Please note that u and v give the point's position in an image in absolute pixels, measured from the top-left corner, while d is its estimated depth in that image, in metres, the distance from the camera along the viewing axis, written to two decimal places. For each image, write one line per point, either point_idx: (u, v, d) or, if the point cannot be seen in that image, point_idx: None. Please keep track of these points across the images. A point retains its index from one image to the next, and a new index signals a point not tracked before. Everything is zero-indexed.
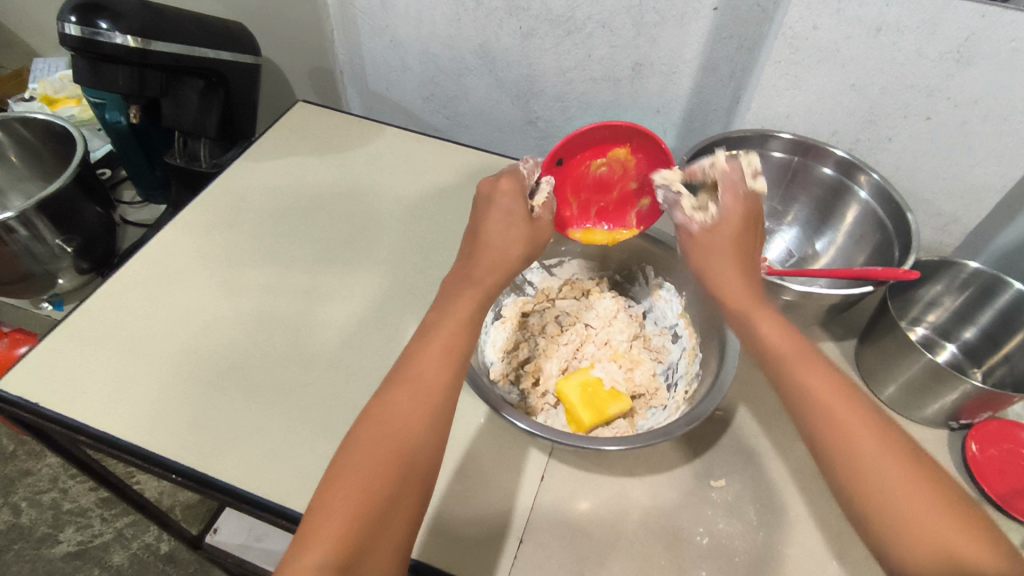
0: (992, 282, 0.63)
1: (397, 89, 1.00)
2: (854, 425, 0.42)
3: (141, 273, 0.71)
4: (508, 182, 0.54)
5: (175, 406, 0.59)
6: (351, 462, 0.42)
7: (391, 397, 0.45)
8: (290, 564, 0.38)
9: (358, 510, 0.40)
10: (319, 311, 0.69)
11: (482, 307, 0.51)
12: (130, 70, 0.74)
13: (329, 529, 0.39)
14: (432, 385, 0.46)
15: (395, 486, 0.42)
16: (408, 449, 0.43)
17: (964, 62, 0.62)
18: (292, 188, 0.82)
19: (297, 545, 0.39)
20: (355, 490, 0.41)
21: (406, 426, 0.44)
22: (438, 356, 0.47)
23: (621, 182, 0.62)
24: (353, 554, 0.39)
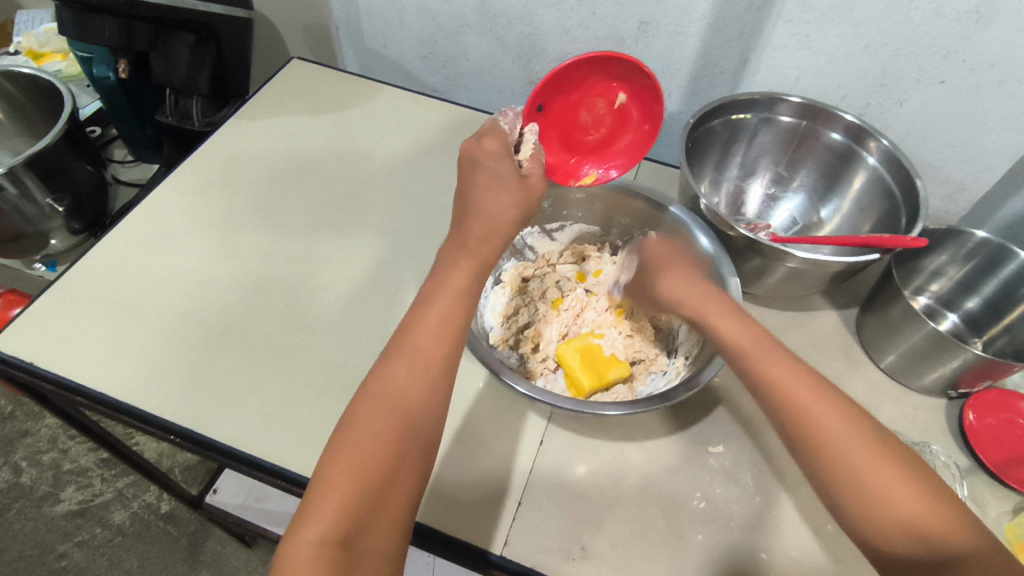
0: (998, 252, 0.62)
1: (394, 47, 0.96)
2: (823, 413, 0.43)
3: (134, 233, 0.70)
4: (490, 144, 0.53)
5: (170, 369, 0.59)
6: (345, 438, 0.42)
7: (388, 368, 0.45)
8: (295, 537, 0.38)
9: (359, 487, 0.40)
10: (317, 275, 0.67)
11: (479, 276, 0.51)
12: (117, 22, 0.72)
13: (330, 503, 0.39)
14: (429, 355, 0.46)
15: (394, 461, 0.41)
16: (404, 423, 0.43)
17: (983, 22, 0.60)
18: (287, 148, 0.80)
19: (295, 522, 0.39)
20: (356, 468, 0.40)
21: (402, 401, 0.44)
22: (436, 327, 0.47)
23: (609, 119, 0.60)
24: (353, 528, 0.39)
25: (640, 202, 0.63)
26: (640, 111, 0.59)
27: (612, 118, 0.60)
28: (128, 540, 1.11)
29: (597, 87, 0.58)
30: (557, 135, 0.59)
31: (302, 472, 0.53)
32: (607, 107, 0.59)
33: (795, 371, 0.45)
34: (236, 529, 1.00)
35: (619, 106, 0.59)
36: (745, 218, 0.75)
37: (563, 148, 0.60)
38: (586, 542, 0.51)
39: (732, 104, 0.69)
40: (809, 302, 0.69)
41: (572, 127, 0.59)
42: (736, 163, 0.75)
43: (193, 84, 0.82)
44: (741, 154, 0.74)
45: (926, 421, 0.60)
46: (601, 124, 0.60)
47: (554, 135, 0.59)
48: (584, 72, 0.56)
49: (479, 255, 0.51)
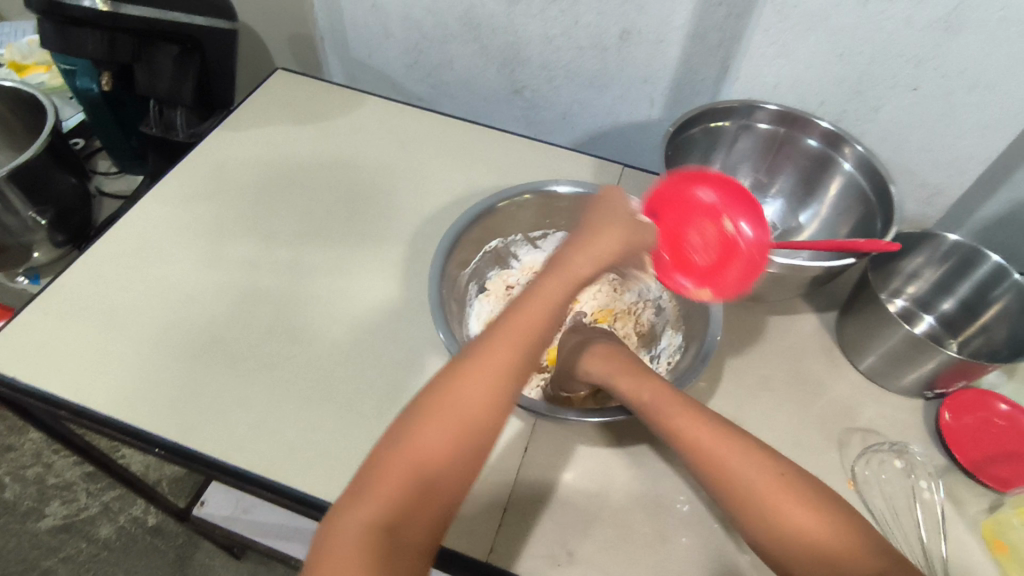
0: (971, 255, 0.64)
1: (379, 57, 0.97)
2: (729, 456, 0.44)
3: (118, 245, 0.69)
4: (607, 200, 0.54)
5: (154, 382, 0.59)
6: (406, 426, 0.42)
7: (459, 367, 0.44)
8: (342, 518, 0.39)
9: (411, 478, 0.40)
10: (303, 286, 0.67)
11: (569, 293, 0.48)
12: (99, 35, 0.73)
13: (380, 492, 0.40)
14: (503, 359, 0.44)
15: (447, 462, 0.41)
16: (469, 423, 0.42)
17: (952, 31, 0.62)
18: (272, 158, 0.80)
19: (343, 501, 0.40)
20: (412, 458, 0.41)
21: (470, 400, 0.43)
22: (518, 334, 0.45)
23: (721, 243, 0.58)
24: (399, 517, 0.39)
25: None
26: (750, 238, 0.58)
27: (723, 241, 0.58)
28: (114, 555, 1.10)
29: (704, 211, 0.58)
30: (669, 252, 0.57)
31: (288, 482, 0.54)
32: (717, 232, 0.58)
33: (697, 415, 0.47)
34: (224, 541, 1.00)
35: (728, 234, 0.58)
36: None
37: (677, 265, 0.57)
38: (571, 548, 0.52)
39: (711, 112, 0.70)
40: (791, 306, 0.70)
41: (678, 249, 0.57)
42: (716, 169, 0.76)
43: (177, 95, 0.82)
44: (720, 161, 0.75)
45: (905, 421, 0.61)
46: (712, 248, 0.58)
47: (666, 250, 0.57)
48: (689, 193, 0.58)
49: (573, 275, 0.48)
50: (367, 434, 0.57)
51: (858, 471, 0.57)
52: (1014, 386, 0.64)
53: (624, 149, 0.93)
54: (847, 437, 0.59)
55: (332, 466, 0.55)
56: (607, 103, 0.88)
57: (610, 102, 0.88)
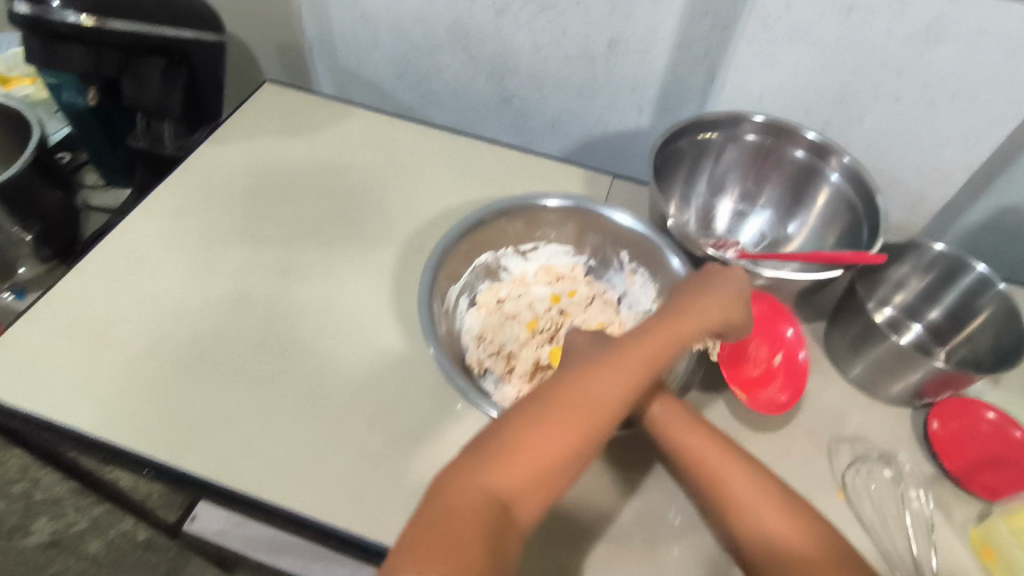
0: (956, 264, 0.65)
1: (368, 67, 0.97)
2: (732, 478, 0.48)
3: (105, 260, 0.69)
4: (729, 275, 0.56)
5: (142, 400, 0.58)
6: (540, 411, 0.46)
7: (588, 372, 0.48)
8: (471, 481, 0.43)
9: (535, 462, 0.44)
10: (292, 300, 0.67)
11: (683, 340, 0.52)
12: (86, 49, 0.73)
13: (511, 467, 0.43)
14: (629, 373, 0.48)
15: (568, 454, 0.45)
16: (597, 426, 0.46)
17: (933, 42, 0.63)
18: (260, 170, 0.80)
19: (470, 465, 0.43)
20: (544, 447, 0.44)
21: (599, 405, 0.46)
22: (643, 358, 0.49)
23: (773, 367, 0.63)
24: (515, 497, 0.43)
25: (613, 222, 0.64)
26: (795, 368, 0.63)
27: (774, 363, 0.63)
28: (104, 570, 1.09)
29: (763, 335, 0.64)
30: (732, 357, 0.62)
31: (278, 500, 0.53)
32: (770, 356, 0.63)
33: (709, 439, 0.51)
34: (215, 556, 0.98)
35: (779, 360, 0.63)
36: (714, 234, 0.77)
37: (737, 371, 0.62)
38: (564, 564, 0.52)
39: (698, 124, 0.70)
40: None
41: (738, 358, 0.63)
42: (704, 180, 0.76)
43: (165, 108, 0.82)
44: (709, 170, 0.76)
45: (893, 430, 0.61)
46: (766, 366, 0.63)
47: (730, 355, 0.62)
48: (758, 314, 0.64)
49: (688, 326, 0.52)
50: (357, 449, 0.57)
51: (848, 479, 0.58)
52: (999, 393, 0.65)
53: (614, 159, 0.94)
54: (836, 447, 0.60)
55: (323, 483, 0.55)
56: (596, 113, 0.88)
57: (600, 111, 0.88)
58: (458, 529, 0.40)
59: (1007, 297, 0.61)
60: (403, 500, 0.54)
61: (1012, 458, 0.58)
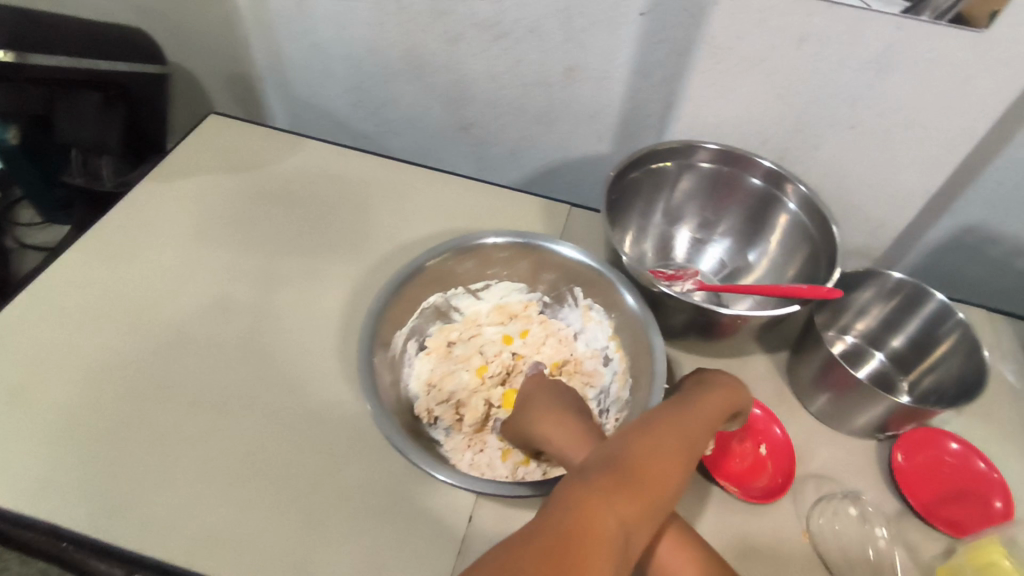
0: (916, 292, 0.64)
1: (321, 95, 0.94)
2: None
3: (31, 309, 0.65)
4: (727, 376, 0.53)
5: (66, 464, 0.54)
6: (657, 444, 0.44)
7: (682, 411, 0.48)
8: (603, 498, 0.39)
9: (658, 492, 0.42)
10: (231, 346, 0.64)
11: (742, 399, 0.53)
12: (8, 87, 0.69)
13: (638, 491, 0.41)
14: (713, 418, 0.49)
15: (679, 488, 0.43)
16: (692, 471, 0.45)
17: (884, 72, 0.63)
18: (204, 208, 0.76)
19: (601, 491, 0.40)
20: (662, 479, 0.42)
21: (694, 442, 0.46)
22: (722, 407, 0.50)
23: (755, 461, 0.58)
24: (636, 525, 0.40)
25: (567, 258, 0.62)
26: (776, 463, 0.58)
27: (755, 456, 0.59)
28: None
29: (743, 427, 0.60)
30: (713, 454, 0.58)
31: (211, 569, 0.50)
32: (751, 449, 0.59)
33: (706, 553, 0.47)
34: None
35: (762, 455, 0.59)
36: (674, 264, 0.75)
37: (719, 468, 0.57)
38: None
39: (653, 154, 0.69)
40: (741, 348, 0.68)
41: (719, 450, 0.58)
42: (661, 210, 0.75)
43: (103, 142, 0.81)
44: (666, 201, 0.74)
45: (858, 465, 0.60)
46: (746, 460, 0.58)
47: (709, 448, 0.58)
48: None
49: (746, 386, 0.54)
50: (301, 510, 0.53)
51: (813, 521, 0.56)
52: (962, 421, 0.64)
53: (574, 185, 0.92)
54: (800, 487, 0.58)
55: (262, 548, 0.51)
56: (555, 140, 0.87)
57: (559, 138, 0.86)
58: (589, 560, 0.37)
59: (967, 328, 0.61)
60: (348, 565, 0.51)
61: (975, 490, 0.57)
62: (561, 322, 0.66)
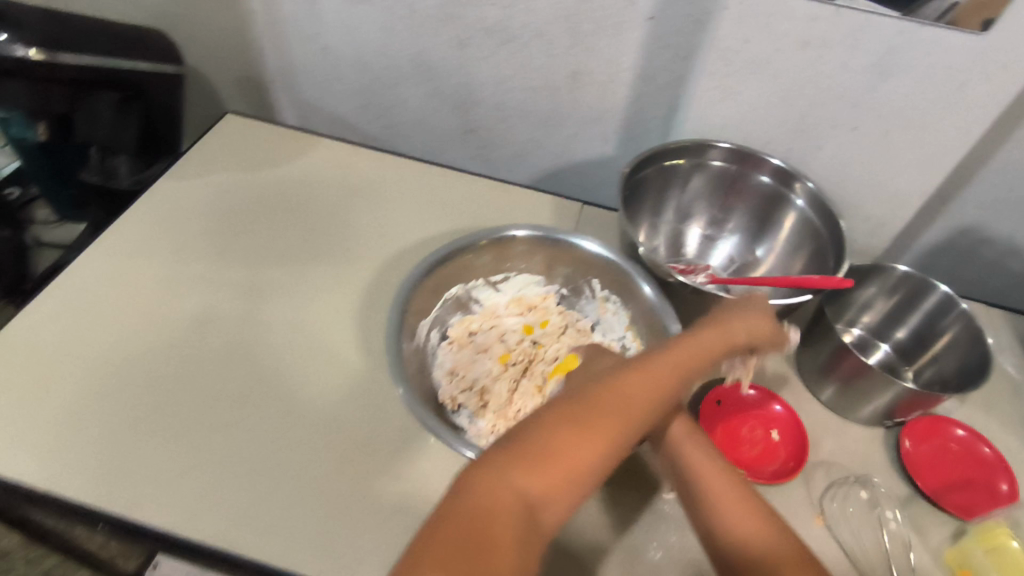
0: (919, 285, 0.66)
1: (330, 99, 0.95)
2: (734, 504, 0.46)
3: (57, 301, 0.65)
4: (763, 304, 0.55)
5: (96, 451, 0.55)
6: (575, 413, 0.43)
7: (621, 377, 0.46)
8: (506, 474, 0.39)
9: (570, 462, 0.41)
10: (249, 338, 0.65)
11: (767, 335, 0.54)
12: (32, 86, 0.70)
13: (547, 464, 0.40)
14: (655, 381, 0.47)
15: (606, 456, 0.42)
16: (631, 433, 0.44)
17: (885, 74, 0.65)
18: (221, 205, 0.77)
19: (501, 466, 0.40)
20: (575, 449, 0.41)
21: (628, 407, 0.45)
22: (669, 368, 0.48)
23: (766, 447, 0.60)
24: (544, 498, 0.40)
25: (584, 252, 0.64)
26: (789, 450, 0.60)
27: (766, 442, 0.60)
28: None
29: (754, 415, 0.62)
30: (721, 438, 0.60)
31: (242, 552, 0.51)
32: (763, 436, 0.60)
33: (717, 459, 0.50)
34: None
35: (773, 442, 0.60)
36: (684, 259, 0.77)
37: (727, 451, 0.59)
38: None
39: (664, 152, 0.71)
40: None
41: (728, 435, 0.60)
42: (671, 208, 0.77)
43: (119, 142, 0.81)
44: (676, 198, 0.76)
45: (866, 451, 0.62)
46: (757, 445, 0.60)
47: (717, 433, 0.60)
48: (739, 396, 0.63)
49: (735, 332, 0.52)
50: (328, 495, 0.54)
51: (826, 505, 0.57)
52: (966, 410, 0.66)
53: (582, 185, 0.94)
54: (812, 472, 0.60)
55: (289, 531, 0.52)
56: (562, 142, 0.89)
57: (565, 141, 0.88)
58: (483, 533, 0.37)
59: (970, 318, 0.63)
60: (376, 548, 0.52)
61: (981, 477, 0.59)
62: (580, 312, 0.68)
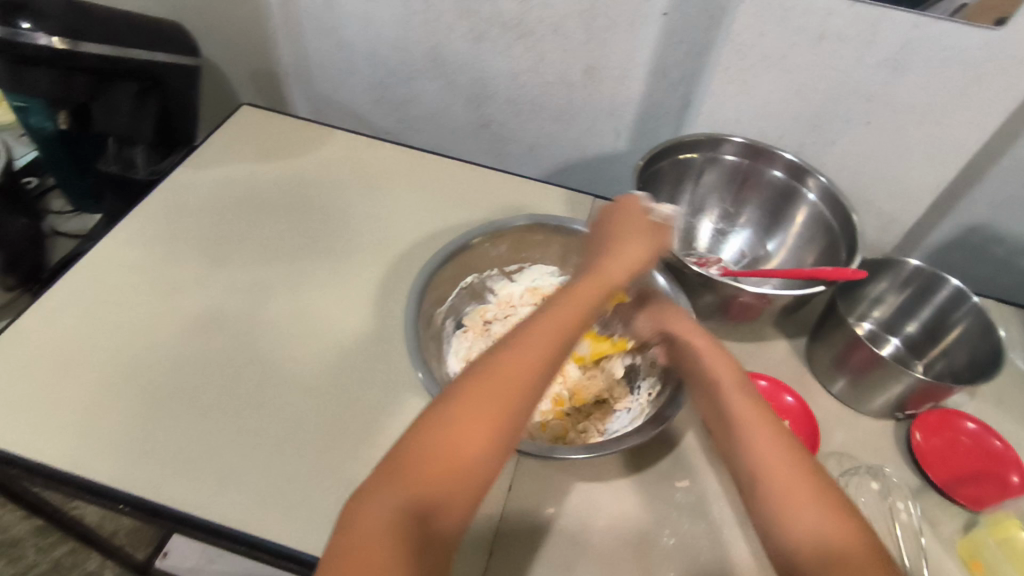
0: (931, 279, 0.66)
1: (345, 92, 0.96)
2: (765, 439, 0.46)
3: (78, 287, 0.66)
4: (636, 214, 0.56)
5: (118, 433, 0.56)
6: (445, 415, 0.41)
7: (494, 356, 0.44)
8: (379, 494, 0.39)
9: (444, 464, 0.40)
10: (267, 325, 0.65)
11: (648, 257, 0.54)
12: (55, 74, 0.71)
13: (418, 472, 0.39)
14: (530, 352, 0.44)
15: (486, 447, 0.41)
16: (516, 411, 0.42)
17: (900, 69, 0.66)
18: (237, 195, 0.78)
19: (374, 485, 0.39)
20: (444, 449, 0.40)
21: (505, 388, 0.42)
22: (544, 335, 0.45)
23: None
24: (429, 508, 0.39)
25: None
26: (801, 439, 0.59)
27: None
28: None
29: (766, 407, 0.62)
30: None
31: (262, 534, 0.51)
32: None
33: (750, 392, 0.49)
34: None
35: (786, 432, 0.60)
36: (696, 253, 0.78)
37: None
38: None
39: (678, 145, 0.72)
40: (762, 332, 0.71)
41: None
42: (685, 201, 0.77)
43: (136, 133, 0.81)
44: (690, 191, 0.77)
45: (877, 444, 0.62)
46: None
47: None
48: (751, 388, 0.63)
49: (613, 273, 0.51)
50: (346, 479, 0.55)
51: None
52: (976, 404, 0.67)
53: (594, 179, 0.94)
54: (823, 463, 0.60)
55: (308, 514, 0.53)
56: (575, 137, 0.89)
57: (578, 135, 0.89)
58: (359, 556, 0.36)
59: (981, 312, 0.63)
60: None
61: (992, 470, 0.59)
62: None
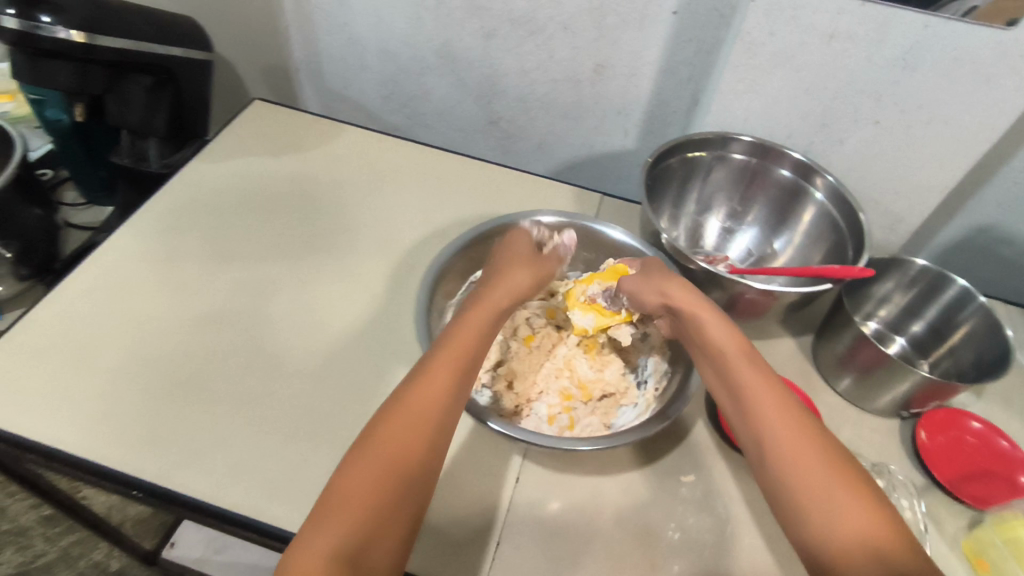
0: (937, 279, 0.67)
1: (355, 88, 0.97)
2: (791, 431, 0.46)
3: (92, 277, 0.67)
4: (522, 247, 0.62)
5: (132, 420, 0.56)
6: (365, 455, 0.44)
7: (404, 392, 0.47)
8: (310, 537, 0.40)
9: (366, 502, 0.42)
10: (278, 316, 0.66)
11: (534, 282, 0.60)
12: (73, 66, 0.71)
13: (345, 510, 0.41)
14: (433, 384, 0.48)
15: (403, 478, 0.43)
16: (428, 439, 0.46)
17: (908, 69, 0.66)
18: (248, 188, 0.79)
19: (305, 529, 0.41)
20: (365, 483, 0.42)
21: (417, 419, 0.46)
22: (449, 367, 0.49)
23: None
24: (361, 545, 0.40)
25: None
26: None
27: None
28: None
29: None
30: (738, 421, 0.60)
31: (272, 522, 0.52)
32: None
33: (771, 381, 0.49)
34: None
35: None
36: (703, 251, 0.78)
37: None
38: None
39: (687, 143, 0.72)
40: (768, 330, 0.71)
41: None
42: (692, 199, 0.78)
43: (149, 126, 0.82)
44: (697, 189, 0.77)
45: (883, 442, 0.63)
46: None
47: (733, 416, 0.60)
48: None
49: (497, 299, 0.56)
50: None
51: None
52: (982, 404, 0.67)
53: (601, 177, 0.95)
54: None
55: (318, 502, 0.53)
56: (583, 134, 0.90)
57: (586, 133, 0.89)
58: None
59: (988, 312, 0.63)
60: None
61: (998, 470, 0.59)
62: None
